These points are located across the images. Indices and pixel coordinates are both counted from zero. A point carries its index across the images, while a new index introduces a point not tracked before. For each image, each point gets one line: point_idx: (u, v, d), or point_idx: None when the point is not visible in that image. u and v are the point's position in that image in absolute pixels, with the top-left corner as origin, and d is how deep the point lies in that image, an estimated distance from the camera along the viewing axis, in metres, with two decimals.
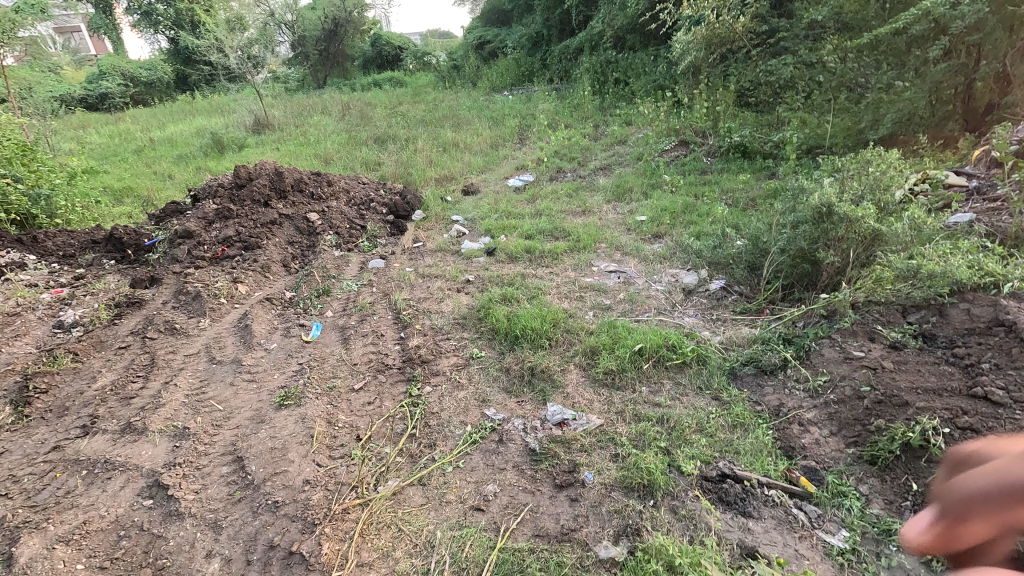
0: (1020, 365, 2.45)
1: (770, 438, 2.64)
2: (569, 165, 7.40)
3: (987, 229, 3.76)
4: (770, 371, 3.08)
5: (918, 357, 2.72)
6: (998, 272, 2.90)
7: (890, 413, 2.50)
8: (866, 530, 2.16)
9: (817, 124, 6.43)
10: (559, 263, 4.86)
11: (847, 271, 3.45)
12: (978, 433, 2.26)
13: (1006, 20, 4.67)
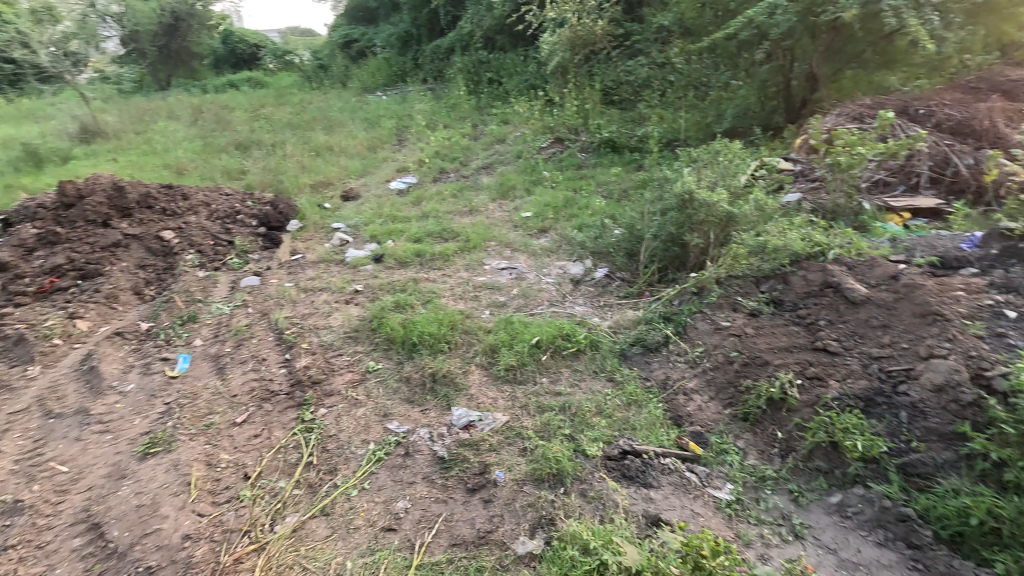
0: (847, 318, 2.89)
1: (661, 410, 2.86)
2: (452, 165, 7.36)
3: (812, 206, 4.42)
4: (655, 348, 3.34)
5: (772, 321, 3.11)
6: (823, 242, 3.41)
7: (754, 373, 2.83)
8: (746, 480, 2.42)
9: (673, 119, 7.07)
10: (451, 265, 4.82)
11: (709, 251, 3.85)
12: (822, 380, 2.63)
13: (809, 28, 5.53)
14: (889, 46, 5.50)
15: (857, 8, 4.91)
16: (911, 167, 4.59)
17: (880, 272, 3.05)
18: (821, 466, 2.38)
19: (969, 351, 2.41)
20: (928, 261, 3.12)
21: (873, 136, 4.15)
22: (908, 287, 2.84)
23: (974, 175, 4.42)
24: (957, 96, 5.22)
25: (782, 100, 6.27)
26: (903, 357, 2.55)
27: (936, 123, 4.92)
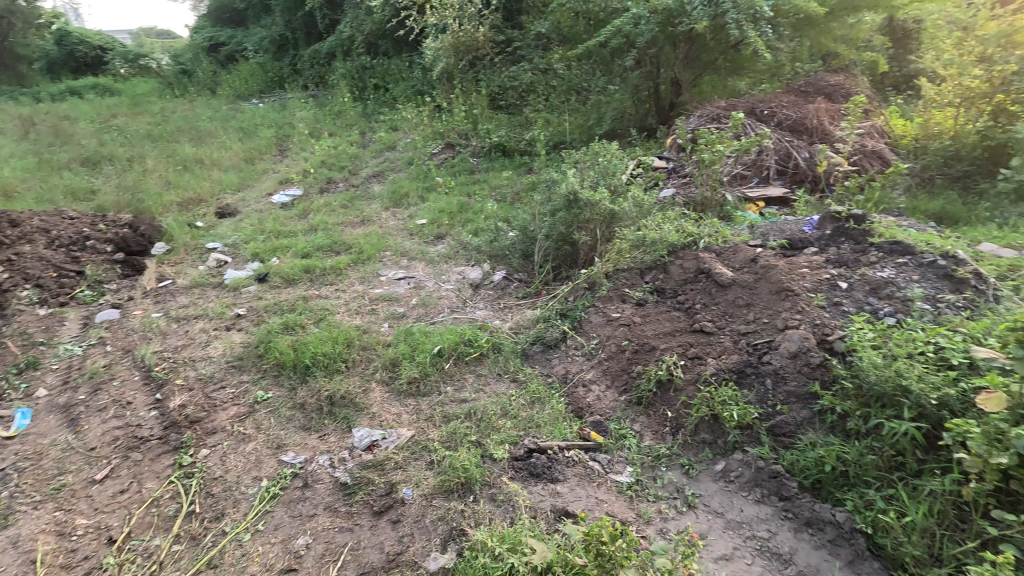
0: (718, 300, 3.19)
1: (563, 404, 2.95)
2: (340, 175, 7.04)
3: (684, 200, 4.82)
4: (554, 345, 3.44)
5: (656, 308, 3.34)
6: (694, 233, 3.73)
7: (644, 359, 3.02)
8: (644, 461, 2.57)
9: (558, 122, 7.37)
10: (344, 279, 4.60)
11: (597, 247, 4.05)
12: (701, 359, 2.87)
13: (670, 37, 6.04)
14: (736, 55, 6.18)
15: (706, 20, 5.46)
16: (761, 162, 5.19)
17: (742, 257, 3.40)
18: (706, 438, 2.59)
19: (814, 320, 2.76)
20: (779, 244, 3.53)
21: (729, 135, 4.63)
22: (765, 268, 3.19)
23: (810, 167, 5.10)
24: (792, 99, 5.99)
25: (652, 104, 6.79)
26: (764, 331, 2.86)
27: (778, 122, 5.60)
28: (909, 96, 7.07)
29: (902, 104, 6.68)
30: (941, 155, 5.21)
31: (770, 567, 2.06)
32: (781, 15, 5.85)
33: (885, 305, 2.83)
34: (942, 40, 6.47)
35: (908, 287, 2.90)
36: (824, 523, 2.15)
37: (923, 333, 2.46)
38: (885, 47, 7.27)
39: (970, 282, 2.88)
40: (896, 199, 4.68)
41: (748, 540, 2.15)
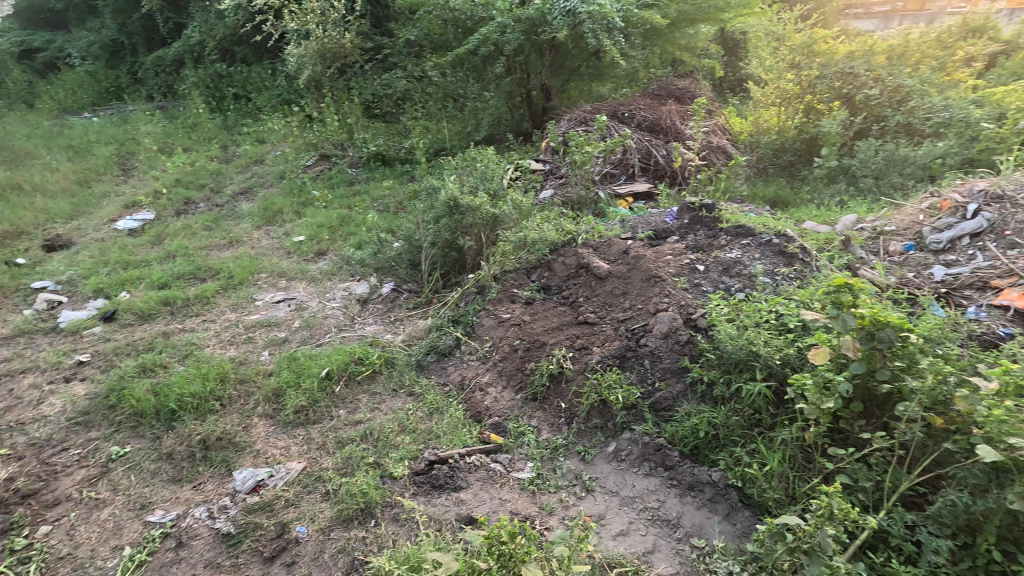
0: (598, 292, 3.39)
1: (462, 411, 2.94)
2: (199, 194, 6.37)
3: (561, 200, 5.07)
4: (448, 352, 3.42)
5: (543, 305, 3.46)
6: (572, 230, 3.93)
7: (536, 355, 3.12)
8: (543, 454, 2.65)
9: (437, 129, 7.34)
10: (213, 308, 4.17)
11: (483, 251, 4.10)
12: (587, 349, 3.03)
13: (535, 45, 6.31)
14: (596, 62, 6.62)
15: (566, 30, 5.78)
16: (627, 161, 5.61)
17: (615, 249, 3.64)
18: (597, 423, 2.73)
19: (680, 301, 3.05)
20: (647, 235, 3.85)
21: (596, 136, 4.94)
22: (636, 258, 3.46)
23: (668, 163, 5.61)
24: (648, 102, 6.56)
25: (525, 109, 7.03)
26: (640, 316, 3.09)
27: (637, 123, 6.11)
28: (743, 97, 8.07)
29: (738, 104, 7.61)
30: (770, 148, 6.02)
31: (661, 533, 2.22)
32: (631, 25, 6.37)
33: (736, 283, 3.20)
34: (763, 49, 7.48)
35: (753, 265, 3.32)
36: (703, 483, 2.36)
37: (766, 304, 2.83)
38: (719, 55, 8.24)
39: (798, 256, 3.36)
40: (739, 188, 5.33)
41: (641, 513, 2.31)
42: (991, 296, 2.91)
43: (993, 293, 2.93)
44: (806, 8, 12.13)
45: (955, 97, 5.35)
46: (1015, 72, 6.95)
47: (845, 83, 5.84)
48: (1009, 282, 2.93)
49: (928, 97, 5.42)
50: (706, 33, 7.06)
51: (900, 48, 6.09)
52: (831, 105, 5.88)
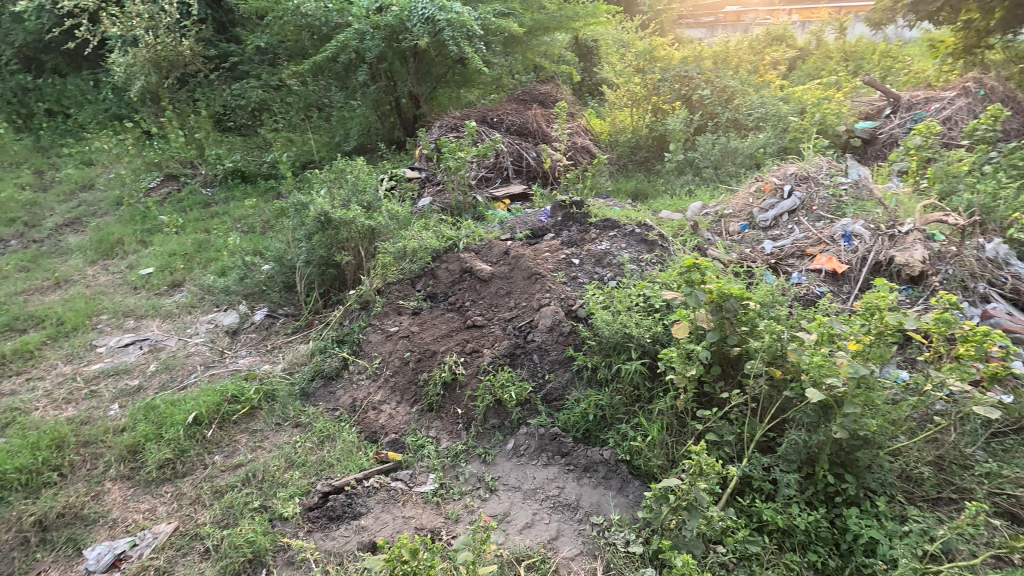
0: (484, 295, 3.43)
1: (355, 434, 2.81)
2: (8, 230, 5.33)
3: (440, 207, 5.07)
4: (335, 375, 3.24)
5: (430, 313, 3.42)
6: (452, 236, 3.94)
7: (428, 365, 3.07)
8: (444, 463, 2.63)
9: (302, 141, 6.86)
10: (40, 362, 3.53)
11: (363, 265, 3.94)
12: (478, 351, 3.06)
13: (398, 53, 6.21)
14: (461, 69, 6.70)
15: (428, 38, 5.74)
16: (500, 164, 5.77)
17: (496, 251, 3.73)
18: (495, 423, 2.77)
19: (561, 295, 3.20)
20: (524, 235, 4.01)
21: (467, 142, 5.00)
22: (516, 258, 3.57)
23: (539, 164, 5.86)
24: (515, 106, 6.80)
25: (396, 117, 6.91)
26: (525, 313, 3.20)
27: (507, 127, 6.32)
28: (600, 100, 8.72)
29: (596, 107, 8.21)
30: (627, 146, 6.59)
31: (563, 518, 2.32)
32: (491, 33, 6.55)
33: (608, 272, 3.46)
34: (612, 55, 8.14)
35: (620, 254, 3.61)
36: (597, 463, 2.52)
37: (634, 289, 3.09)
38: (575, 61, 8.81)
39: (658, 243, 3.73)
40: (604, 184, 5.75)
41: (544, 502, 2.39)
42: (807, 261, 3.46)
43: (809, 259, 3.48)
44: (645, 18, 13.43)
45: (767, 95, 6.25)
46: (808, 74, 8.34)
47: (683, 86, 6.60)
48: (819, 249, 3.48)
49: (747, 96, 6.28)
50: (561, 41, 7.50)
51: (722, 54, 7.01)
52: (674, 105, 6.59)
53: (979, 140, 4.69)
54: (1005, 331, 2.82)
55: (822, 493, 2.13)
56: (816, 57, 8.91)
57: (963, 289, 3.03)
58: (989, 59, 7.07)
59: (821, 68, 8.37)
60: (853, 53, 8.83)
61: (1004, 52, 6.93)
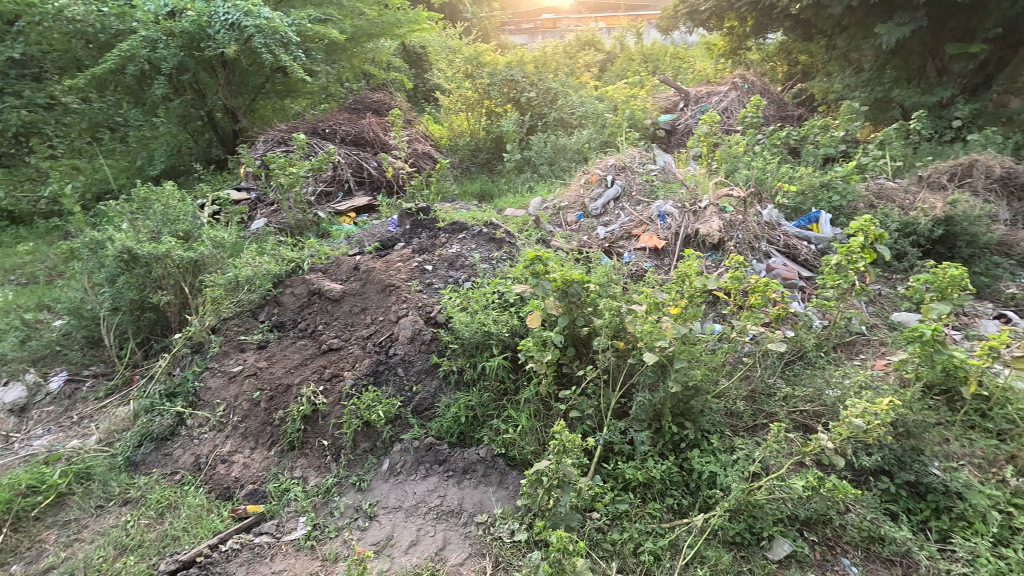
0: (338, 316, 3.24)
1: (203, 496, 2.47)
2: None
3: (277, 228, 4.68)
4: (169, 434, 2.79)
5: (279, 343, 3.15)
6: (293, 257, 3.66)
7: (283, 401, 2.81)
8: (314, 502, 2.43)
9: (92, 170, 5.68)
10: None
11: (189, 304, 3.47)
12: (339, 376, 2.89)
13: (202, 64, 5.52)
14: (282, 79, 6.23)
15: (235, 45, 5.14)
16: (339, 177, 5.51)
17: (344, 268, 3.56)
18: (366, 446, 2.64)
19: (418, 304, 3.17)
20: (373, 248, 3.90)
21: (298, 156, 4.67)
22: (367, 272, 3.44)
23: (381, 174, 5.72)
24: (347, 116, 6.53)
25: (211, 133, 6.24)
26: (384, 327, 3.10)
27: (341, 138, 6.06)
28: (436, 105, 8.78)
29: (433, 112, 8.25)
30: (468, 149, 6.76)
31: (449, 526, 2.29)
32: (309, 40, 6.17)
33: (462, 274, 3.51)
34: (441, 62, 8.24)
35: (471, 255, 3.70)
36: (475, 463, 2.53)
37: (489, 287, 3.18)
38: (405, 67, 8.74)
39: (505, 239, 3.90)
40: (449, 188, 5.81)
41: (427, 515, 2.34)
42: (634, 241, 3.89)
43: (635, 239, 3.91)
44: (469, 25, 13.84)
45: (585, 95, 6.85)
46: (618, 75, 9.34)
47: (510, 89, 6.86)
48: (643, 229, 3.93)
49: (568, 97, 6.81)
50: (386, 48, 7.38)
51: (541, 59, 7.51)
52: (505, 108, 6.88)
53: (749, 126, 5.68)
54: (782, 280, 3.47)
55: (670, 443, 2.41)
56: (621, 59, 10.01)
57: (751, 249, 3.65)
58: (749, 58, 8.61)
59: (627, 69, 9.43)
60: (650, 55, 10.10)
61: (758, 52, 8.48)
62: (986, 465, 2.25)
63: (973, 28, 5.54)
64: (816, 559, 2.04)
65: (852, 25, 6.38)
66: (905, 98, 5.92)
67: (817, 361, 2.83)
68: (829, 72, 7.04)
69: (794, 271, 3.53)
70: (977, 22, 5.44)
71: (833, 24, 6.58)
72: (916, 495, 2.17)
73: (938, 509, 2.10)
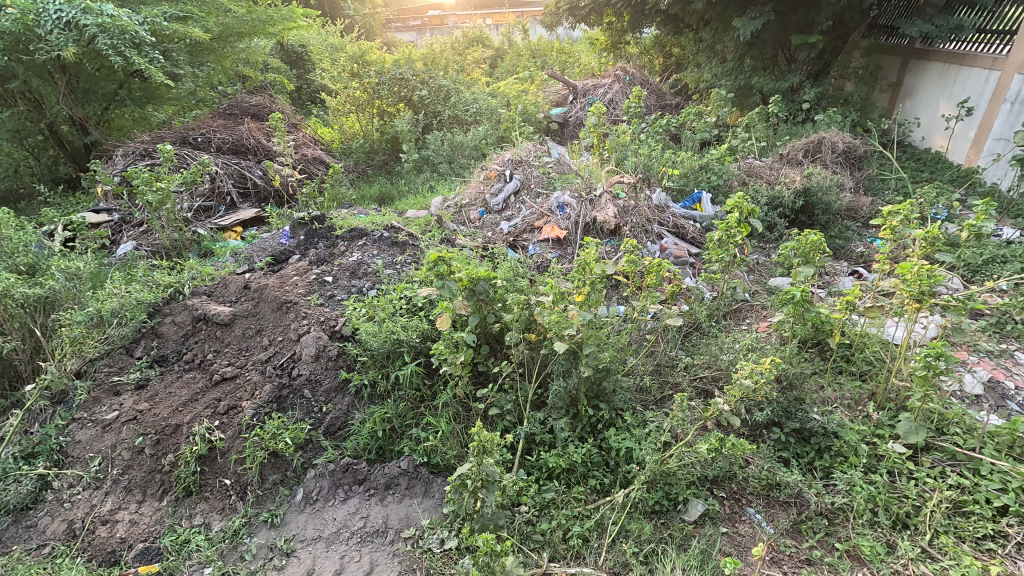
0: (229, 341, 2.96)
1: (82, 566, 2.11)
2: None
3: (150, 251, 4.19)
4: (30, 504, 2.38)
5: (161, 381, 2.78)
6: (171, 282, 3.35)
7: (171, 443, 2.50)
8: (221, 549, 2.20)
9: None
10: None
11: (43, 348, 3.03)
12: (237, 407, 2.63)
13: (34, 69, 4.68)
14: (140, 83, 5.46)
15: (74, 47, 4.40)
16: (219, 189, 5.02)
17: (233, 288, 3.29)
18: (275, 478, 2.45)
19: (319, 319, 2.99)
20: (265, 263, 3.64)
21: (166, 169, 4.19)
22: (259, 291, 3.18)
23: (268, 183, 5.33)
24: (223, 123, 6.04)
25: (57, 148, 5.43)
26: (284, 348, 2.88)
27: (217, 146, 5.56)
28: (323, 107, 8.33)
29: (320, 115, 7.82)
30: (362, 151, 6.51)
31: (375, 547, 2.18)
32: (166, 39, 5.34)
33: (365, 282, 3.38)
34: (324, 62, 7.82)
35: (373, 262, 3.57)
36: (397, 476, 2.44)
37: (394, 293, 3.10)
38: (283, 67, 8.18)
39: (408, 242, 3.81)
40: (346, 194, 5.56)
41: (351, 540, 2.21)
42: (537, 234, 3.96)
43: (538, 231, 3.99)
44: (352, 22, 13.25)
45: (478, 92, 6.85)
46: (508, 70, 9.45)
47: (401, 88, 6.61)
48: (544, 220, 4.02)
49: (460, 94, 6.73)
50: (261, 47, 6.82)
51: (429, 57, 7.37)
52: (397, 108, 6.68)
53: (634, 116, 6.00)
54: (674, 259, 3.71)
55: (588, 425, 2.49)
56: (510, 55, 10.14)
57: (645, 232, 3.86)
58: (629, 52, 9.10)
59: (517, 64, 9.56)
60: (538, 51, 10.33)
61: (637, 46, 9.01)
62: (854, 404, 2.56)
63: (811, 21, 6.28)
64: (726, 513, 2.21)
65: (714, 19, 6.95)
66: (763, 85, 6.59)
67: (710, 330, 3.07)
68: (698, 63, 7.64)
69: (685, 249, 3.79)
70: (814, 16, 6.16)
71: (699, 18, 7.13)
72: (802, 440, 2.42)
73: (820, 449, 2.37)
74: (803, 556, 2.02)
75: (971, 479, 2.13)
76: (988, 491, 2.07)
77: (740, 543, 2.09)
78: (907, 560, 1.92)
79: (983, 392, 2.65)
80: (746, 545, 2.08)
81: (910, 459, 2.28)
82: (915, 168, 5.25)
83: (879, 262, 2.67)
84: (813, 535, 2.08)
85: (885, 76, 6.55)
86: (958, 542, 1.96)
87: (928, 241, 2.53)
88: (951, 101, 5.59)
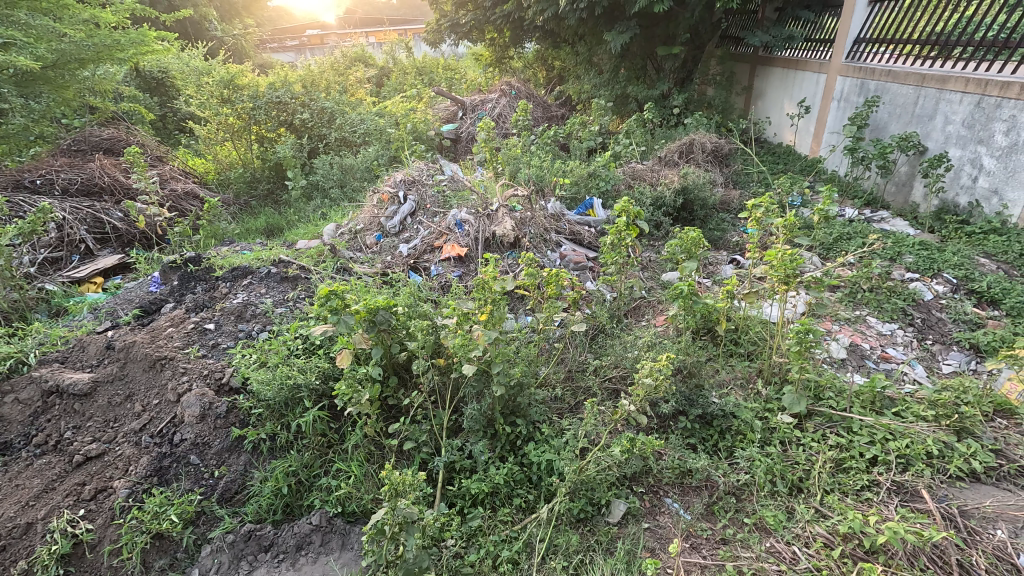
0: (92, 414, 2.54)
1: None
2: None
3: None
4: None
5: (4, 474, 2.30)
6: (11, 352, 2.84)
7: (22, 548, 2.06)
8: None
9: None
10: None
11: None
12: (107, 489, 2.26)
13: None
14: None
15: None
16: (69, 237, 4.36)
17: (93, 350, 2.86)
18: (163, 564, 2.13)
19: (201, 373, 2.69)
20: (132, 316, 3.24)
21: None
22: (125, 350, 2.79)
23: (130, 225, 4.74)
24: (67, 161, 5.34)
25: None
26: (161, 413, 2.54)
27: (62, 189, 4.89)
28: (192, 138, 7.65)
29: (189, 145, 7.16)
30: (242, 181, 6.10)
31: None
32: None
33: (254, 325, 3.13)
34: (187, 87, 7.17)
35: (262, 302, 3.30)
36: (309, 535, 2.25)
37: (287, 334, 2.89)
38: (141, 97, 7.44)
39: (300, 277, 3.59)
40: (227, 228, 5.12)
41: None
42: (438, 253, 3.91)
43: (438, 250, 3.93)
44: (220, 43, 12.45)
45: (363, 112, 6.64)
46: (395, 88, 9.34)
47: (280, 112, 6.29)
48: (444, 239, 3.97)
49: (346, 115, 6.49)
50: (108, 74, 6.10)
51: (309, 78, 7.03)
52: (277, 133, 6.31)
53: (523, 129, 6.15)
54: (573, 265, 3.83)
55: (508, 443, 2.48)
56: (395, 73, 10.04)
57: (543, 242, 3.96)
58: (512, 66, 9.36)
59: (403, 82, 9.44)
60: (423, 68, 10.27)
61: (520, 60, 9.31)
62: (745, 382, 2.77)
63: (671, 34, 6.83)
64: (646, 508, 2.29)
65: (587, 34, 7.34)
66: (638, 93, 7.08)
67: (614, 331, 3.19)
68: (578, 75, 8.03)
69: (583, 254, 3.93)
70: (673, 29, 6.72)
71: (573, 33, 7.48)
72: (705, 424, 2.58)
73: (722, 431, 2.54)
74: (717, 536, 2.13)
75: (847, 437, 2.38)
76: (861, 445, 2.33)
77: (661, 535, 2.17)
78: (804, 522, 2.09)
79: (846, 356, 3.00)
80: (668, 536, 2.16)
81: (797, 427, 2.50)
82: (772, 161, 5.89)
83: (751, 251, 2.90)
84: (725, 515, 2.20)
85: (739, 81, 7.41)
86: (842, 498, 2.17)
87: (788, 227, 2.79)
88: (792, 101, 6.35)
